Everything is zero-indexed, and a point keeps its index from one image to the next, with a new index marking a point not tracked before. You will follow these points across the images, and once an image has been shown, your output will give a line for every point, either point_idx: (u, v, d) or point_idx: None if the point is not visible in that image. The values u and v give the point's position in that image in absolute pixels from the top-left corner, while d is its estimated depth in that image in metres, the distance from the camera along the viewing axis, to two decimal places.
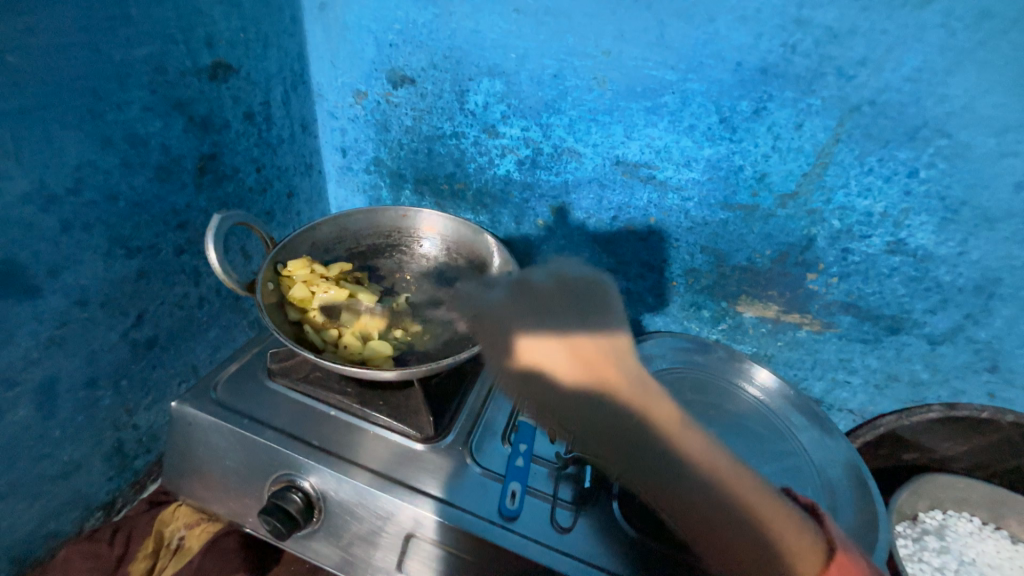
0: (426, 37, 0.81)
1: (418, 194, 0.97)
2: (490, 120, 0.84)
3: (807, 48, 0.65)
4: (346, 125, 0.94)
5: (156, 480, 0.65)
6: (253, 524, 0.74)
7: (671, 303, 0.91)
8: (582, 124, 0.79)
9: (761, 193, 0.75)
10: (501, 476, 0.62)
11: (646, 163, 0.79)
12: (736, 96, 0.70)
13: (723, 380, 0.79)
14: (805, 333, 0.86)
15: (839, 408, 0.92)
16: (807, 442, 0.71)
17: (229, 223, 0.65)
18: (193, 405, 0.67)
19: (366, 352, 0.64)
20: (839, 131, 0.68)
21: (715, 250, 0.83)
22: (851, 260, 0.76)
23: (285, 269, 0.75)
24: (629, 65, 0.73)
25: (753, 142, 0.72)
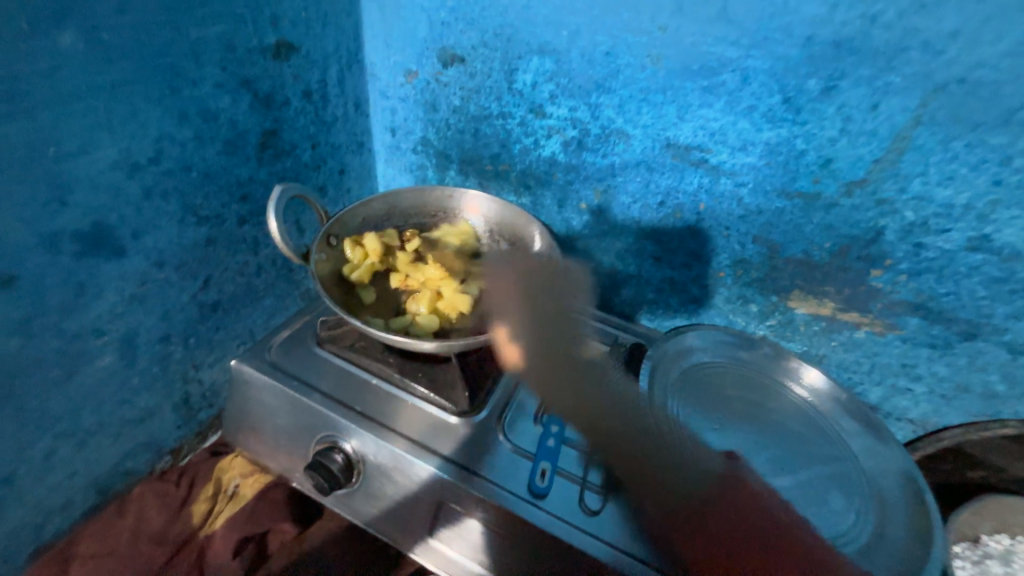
0: (474, 12, 0.68)
1: (405, 134, 0.84)
2: (536, 99, 0.71)
3: (890, 21, 0.51)
4: (362, 81, 0.80)
5: (99, 421, 0.60)
6: (200, 464, 0.71)
7: (715, 296, 0.77)
8: (633, 104, 0.66)
9: (825, 179, 0.61)
10: (456, 444, 0.61)
11: (699, 147, 0.65)
12: (803, 75, 0.56)
13: (768, 378, 0.70)
14: (863, 334, 0.70)
15: (897, 417, 0.75)
16: (858, 449, 0.63)
17: (176, 140, 0.56)
18: (149, 346, 0.62)
19: (328, 300, 0.61)
20: (920, 112, 0.54)
21: (768, 240, 0.69)
22: (924, 257, 0.61)
23: (242, 199, 0.67)
24: (686, 42, 0.60)
25: (819, 125, 0.58)
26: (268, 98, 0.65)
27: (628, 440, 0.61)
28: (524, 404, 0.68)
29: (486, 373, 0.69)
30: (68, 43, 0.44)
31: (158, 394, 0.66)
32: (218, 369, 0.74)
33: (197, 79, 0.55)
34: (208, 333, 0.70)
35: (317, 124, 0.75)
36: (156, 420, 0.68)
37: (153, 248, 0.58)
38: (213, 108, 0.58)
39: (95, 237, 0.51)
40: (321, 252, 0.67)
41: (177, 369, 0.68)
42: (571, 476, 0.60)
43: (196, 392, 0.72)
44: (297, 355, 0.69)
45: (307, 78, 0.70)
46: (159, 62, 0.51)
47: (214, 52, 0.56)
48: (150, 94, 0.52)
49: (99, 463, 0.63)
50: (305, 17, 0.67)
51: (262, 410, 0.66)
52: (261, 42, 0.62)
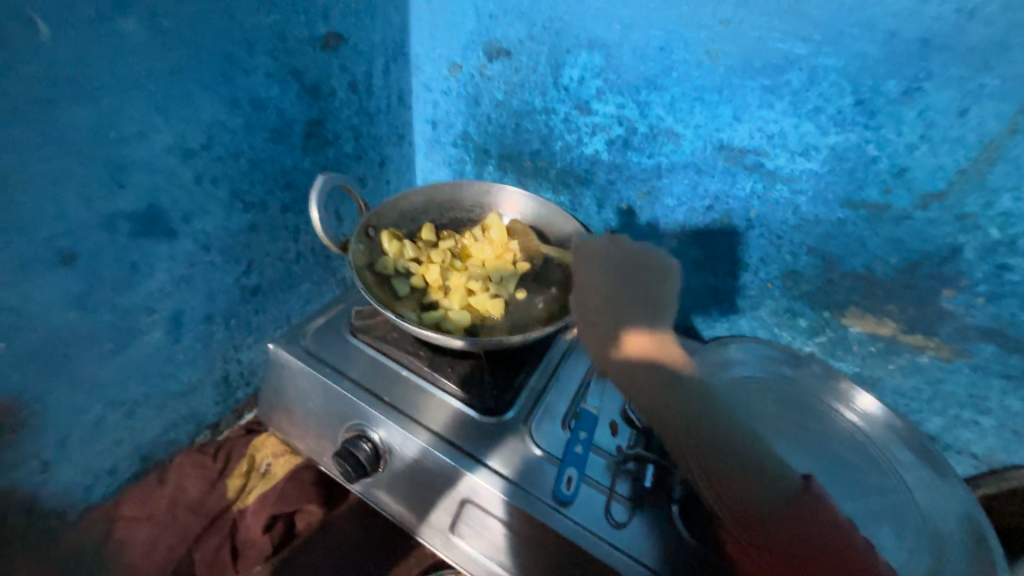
0: (524, 4, 0.66)
1: (445, 127, 0.84)
2: (582, 95, 0.69)
3: (988, 16, 0.46)
4: (406, 72, 0.80)
5: (145, 394, 0.63)
6: (236, 440, 0.74)
7: (760, 307, 0.73)
8: (685, 102, 0.62)
9: (896, 190, 0.56)
10: (482, 443, 0.60)
11: (755, 150, 0.61)
12: (881, 75, 0.51)
13: (815, 400, 0.66)
14: (927, 360, 0.65)
15: (959, 452, 0.69)
16: (913, 484, 0.58)
17: (227, 126, 0.57)
18: (193, 325, 0.65)
19: (363, 290, 0.61)
20: (1016, 119, 0.48)
21: (824, 253, 0.64)
22: (1008, 279, 0.55)
23: (286, 187, 0.68)
24: (749, 37, 0.56)
25: (895, 130, 0.53)
26: (315, 87, 0.66)
27: (696, 442, 0.58)
28: (553, 407, 0.66)
29: (516, 373, 0.68)
30: (130, 30, 0.45)
31: (200, 372, 0.69)
32: (255, 351, 0.76)
33: (249, 68, 0.57)
34: (248, 316, 0.72)
35: (361, 115, 0.75)
36: (197, 396, 0.70)
37: (201, 231, 0.60)
38: (263, 97, 0.60)
39: (148, 218, 0.53)
40: (359, 243, 0.68)
41: (218, 349, 0.70)
42: (598, 486, 0.59)
43: (235, 372, 0.74)
44: (331, 342, 0.71)
45: (353, 69, 0.71)
46: (215, 50, 0.53)
47: (267, 40, 0.57)
48: (205, 81, 0.53)
49: (145, 432, 0.66)
50: (355, 7, 0.67)
51: (295, 393, 0.68)
52: (311, 32, 0.62)
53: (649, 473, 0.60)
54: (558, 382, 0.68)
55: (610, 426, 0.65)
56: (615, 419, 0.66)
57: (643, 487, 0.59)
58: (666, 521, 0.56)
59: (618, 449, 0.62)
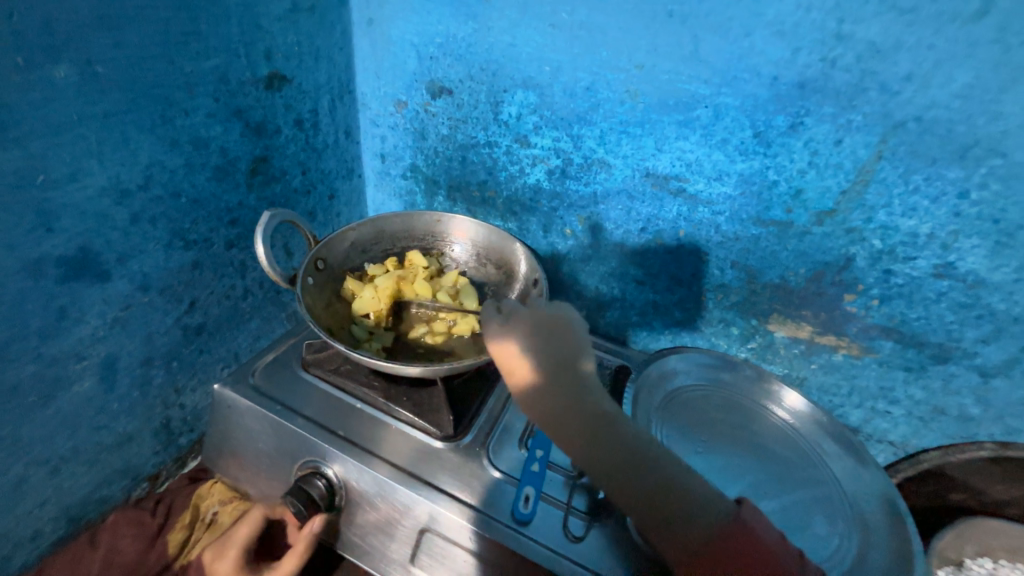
0: (462, 48, 0.71)
1: (394, 161, 0.86)
2: (521, 129, 0.74)
3: (849, 64, 0.54)
4: (353, 110, 0.83)
5: (74, 448, 0.59)
6: (178, 491, 0.70)
7: (698, 319, 0.79)
8: (613, 136, 0.69)
9: (796, 209, 0.64)
10: (439, 469, 0.61)
11: (678, 177, 0.68)
12: (772, 111, 0.59)
13: (750, 401, 0.72)
14: (841, 358, 0.72)
15: (879, 440, 0.76)
16: (838, 473, 0.64)
17: (166, 167, 0.57)
18: (129, 370, 0.62)
19: (310, 322, 0.61)
20: (881, 148, 0.56)
21: (746, 266, 0.71)
22: (894, 283, 0.63)
23: (231, 224, 0.68)
24: (662, 79, 0.63)
25: (788, 157, 0.61)
26: (259, 126, 0.67)
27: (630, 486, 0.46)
28: (509, 428, 0.68)
29: (472, 396, 0.69)
30: (62, 77, 0.45)
31: (138, 419, 0.65)
32: (200, 393, 0.73)
33: (189, 109, 0.57)
34: (192, 357, 0.69)
35: (308, 151, 0.76)
36: (134, 446, 0.66)
37: (139, 272, 0.58)
38: (205, 137, 0.60)
39: (79, 262, 0.52)
40: (308, 275, 0.68)
41: (158, 394, 0.67)
42: (555, 502, 0.60)
43: (177, 417, 0.71)
44: (281, 379, 0.69)
45: (299, 107, 0.72)
46: (153, 94, 0.53)
47: (208, 83, 0.58)
48: (142, 124, 0.53)
49: (73, 490, 0.61)
50: (298, 50, 0.69)
51: (243, 435, 0.66)
52: (254, 74, 0.64)
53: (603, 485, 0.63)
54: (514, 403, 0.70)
55: None
56: None
57: (599, 499, 0.62)
58: (621, 531, 0.59)
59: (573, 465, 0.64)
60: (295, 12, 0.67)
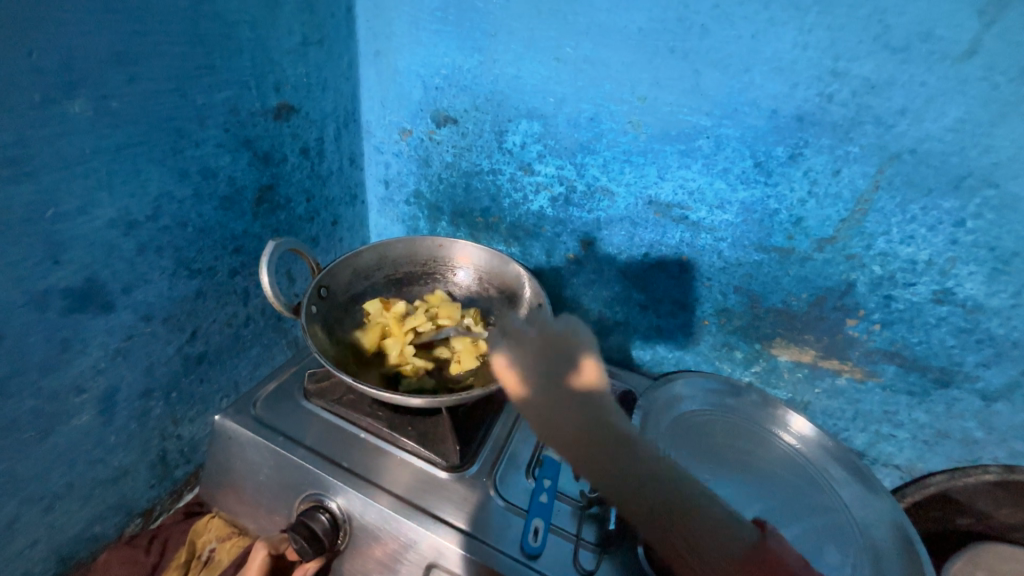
0: (467, 79, 0.73)
1: (398, 187, 0.87)
2: (525, 158, 0.75)
3: (844, 99, 0.56)
4: (357, 137, 0.84)
5: (69, 484, 0.57)
6: (172, 527, 0.67)
7: (701, 342, 0.80)
8: (616, 164, 0.70)
9: (797, 236, 0.65)
10: (445, 501, 0.60)
11: (680, 205, 0.69)
12: (772, 142, 0.61)
13: (757, 427, 0.71)
14: (845, 381, 0.73)
15: (884, 464, 0.77)
16: (848, 499, 0.64)
17: (175, 197, 0.57)
18: (129, 402, 0.60)
19: (316, 353, 0.60)
20: (878, 177, 0.58)
21: (748, 291, 0.72)
22: (895, 308, 0.64)
23: (235, 252, 0.67)
24: (663, 110, 0.64)
25: (788, 186, 0.63)
26: (267, 155, 0.67)
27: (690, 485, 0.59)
28: (516, 456, 0.67)
29: (478, 424, 0.68)
30: (77, 112, 0.46)
31: (135, 452, 0.64)
32: (199, 423, 0.71)
33: (200, 140, 0.57)
34: (192, 387, 0.68)
35: (313, 178, 0.77)
36: (130, 480, 0.64)
37: (142, 302, 0.57)
38: (214, 166, 0.60)
39: (85, 293, 0.51)
40: (311, 303, 0.67)
41: (156, 426, 0.65)
42: (564, 534, 0.60)
43: (174, 449, 0.69)
44: (283, 409, 0.68)
45: (306, 136, 0.73)
46: (165, 126, 0.53)
47: (219, 115, 0.59)
48: (154, 155, 0.53)
49: (65, 527, 0.59)
50: (306, 81, 0.70)
51: (243, 467, 0.64)
52: (264, 105, 0.65)
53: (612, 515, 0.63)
54: (520, 431, 0.70)
55: (572, 471, 0.67)
56: None
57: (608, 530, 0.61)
58: (633, 562, 0.59)
59: (581, 494, 0.64)
60: (306, 45, 0.69)
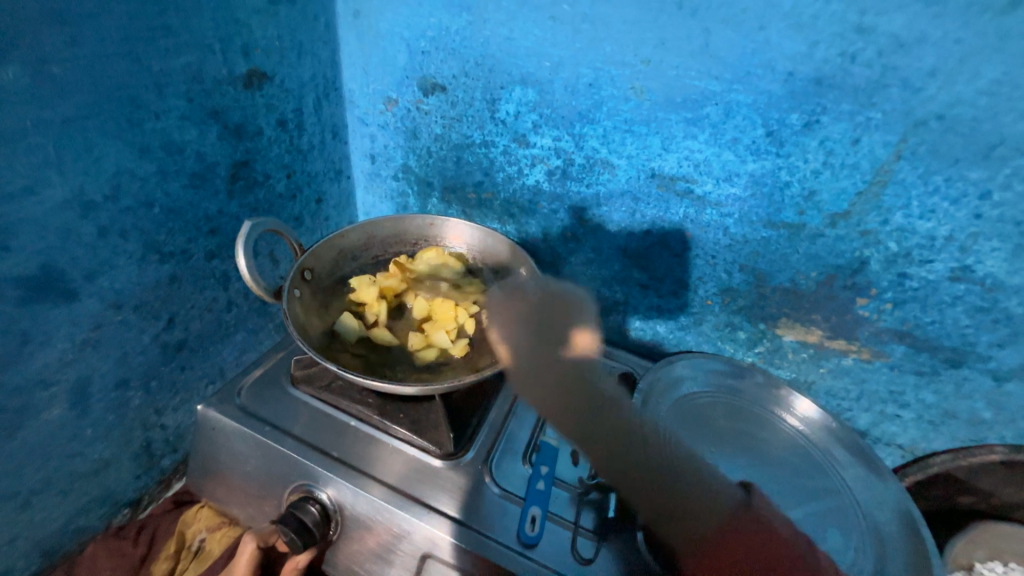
0: (455, 42, 0.67)
1: (385, 161, 0.82)
2: (519, 129, 0.70)
3: (869, 59, 0.51)
4: (339, 108, 0.78)
5: (45, 479, 0.55)
6: (161, 518, 0.66)
7: (704, 323, 0.77)
8: (617, 135, 0.65)
9: (809, 211, 0.61)
10: (439, 490, 0.58)
11: (685, 178, 0.65)
12: (786, 109, 0.56)
13: (760, 410, 0.70)
14: (851, 362, 0.70)
15: (887, 443, 0.75)
16: (852, 481, 0.62)
17: (136, 175, 0.52)
18: (104, 394, 0.57)
19: (298, 340, 0.56)
20: (900, 147, 0.54)
21: (754, 269, 0.68)
22: (909, 286, 0.61)
23: (210, 233, 0.63)
24: (669, 75, 0.59)
25: (802, 157, 0.58)
26: (239, 128, 0.62)
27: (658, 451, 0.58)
28: (512, 442, 0.65)
29: (472, 410, 0.66)
30: (12, 78, 0.41)
31: (115, 444, 0.61)
32: (183, 412, 0.69)
33: (160, 111, 0.52)
34: (172, 376, 0.65)
35: (292, 153, 0.72)
36: (113, 472, 0.62)
37: (109, 289, 0.54)
38: (179, 140, 0.55)
39: (42, 281, 0.47)
40: (294, 288, 0.63)
41: (136, 417, 0.62)
42: (562, 522, 0.58)
43: (158, 439, 0.67)
44: (269, 397, 0.65)
45: (282, 107, 0.68)
46: (117, 95, 0.48)
47: (180, 82, 0.53)
48: (107, 128, 0.48)
49: (46, 522, 0.57)
50: (279, 45, 0.64)
51: (230, 457, 0.62)
52: (231, 72, 0.59)
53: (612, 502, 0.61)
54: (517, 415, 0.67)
55: (571, 456, 0.65)
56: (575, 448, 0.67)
57: (607, 517, 0.60)
58: (633, 549, 0.57)
59: (579, 480, 0.62)
60: (276, 3, 0.62)
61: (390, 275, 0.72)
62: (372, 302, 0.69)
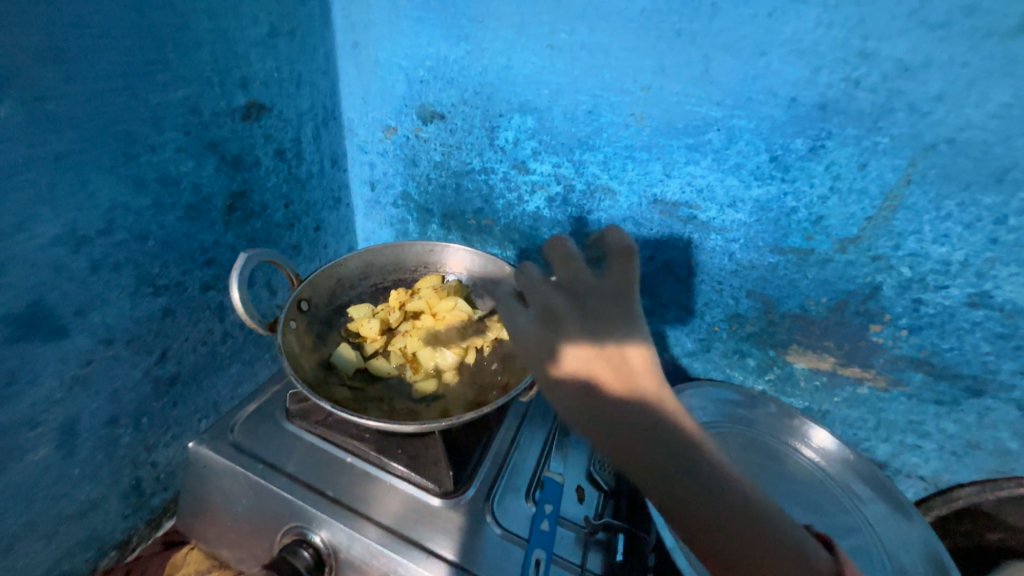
0: (454, 71, 0.67)
1: (384, 188, 0.82)
2: (519, 155, 0.69)
3: (873, 83, 0.50)
4: (339, 136, 0.78)
5: (28, 523, 0.53)
6: (149, 560, 0.63)
7: (711, 349, 0.74)
8: (618, 161, 0.64)
9: (817, 236, 0.59)
10: (438, 532, 0.55)
11: (688, 204, 0.64)
12: (790, 134, 0.55)
13: (773, 440, 0.67)
14: (867, 391, 0.67)
15: (908, 475, 0.72)
16: (874, 519, 0.60)
17: (131, 209, 0.51)
18: (92, 432, 0.55)
19: (291, 375, 0.54)
20: (910, 171, 0.52)
21: (762, 295, 0.66)
22: (924, 312, 0.59)
23: (206, 265, 0.62)
24: (670, 101, 0.58)
25: (808, 182, 0.57)
26: (236, 159, 0.62)
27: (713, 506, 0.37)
28: (515, 479, 0.62)
29: (473, 444, 0.63)
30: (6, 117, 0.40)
31: (103, 484, 0.59)
32: (175, 448, 0.66)
33: (157, 144, 0.52)
34: (165, 411, 0.63)
35: (291, 182, 0.71)
36: (100, 513, 0.60)
37: (100, 324, 0.52)
38: (175, 173, 0.55)
39: (31, 319, 0.46)
40: (290, 319, 0.62)
41: (126, 454, 0.60)
42: (569, 566, 0.55)
43: (148, 477, 0.64)
44: (263, 432, 0.63)
45: (280, 137, 0.68)
46: (113, 130, 0.48)
47: (177, 116, 0.53)
48: (102, 163, 0.48)
49: (28, 568, 0.55)
50: (278, 77, 0.65)
51: (220, 496, 0.60)
52: (230, 105, 0.59)
53: (620, 544, 0.58)
54: (520, 448, 0.65)
55: (576, 493, 0.62)
56: (581, 484, 0.63)
57: (615, 561, 0.57)
58: None
59: (586, 519, 0.60)
60: (275, 36, 0.63)
61: (389, 307, 0.71)
62: (369, 332, 0.68)
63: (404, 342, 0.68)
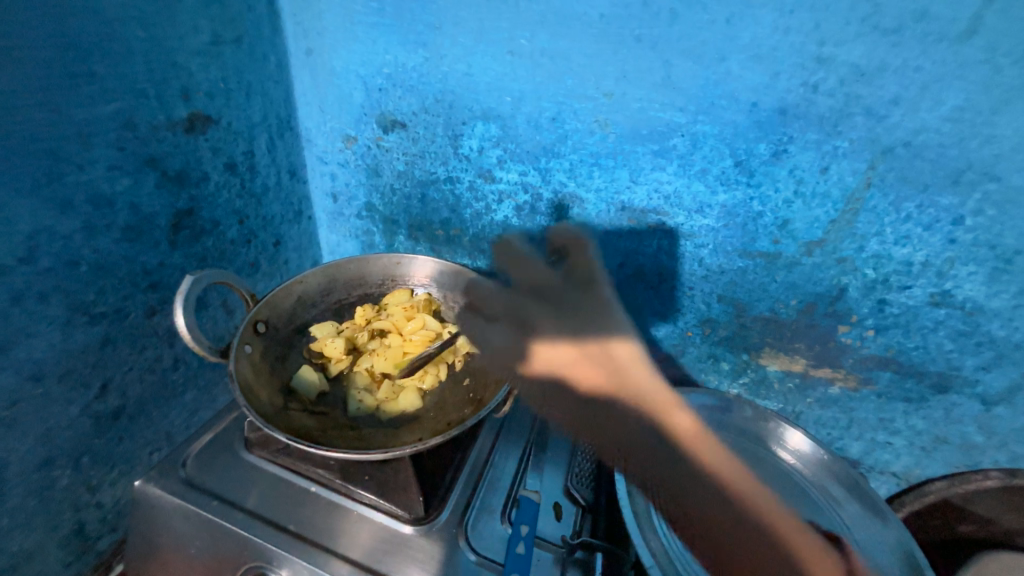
0: (413, 78, 0.65)
1: (347, 200, 0.79)
2: (483, 164, 0.67)
3: (831, 88, 0.50)
4: (297, 147, 0.75)
5: None
6: None
7: (685, 355, 0.74)
8: (584, 168, 0.63)
9: (784, 240, 0.59)
10: (408, 562, 0.52)
11: (656, 210, 0.63)
12: (753, 139, 0.55)
13: (753, 444, 0.66)
14: (838, 390, 0.68)
15: (881, 471, 0.73)
16: (848, 518, 0.59)
17: (57, 233, 0.47)
18: (23, 477, 0.51)
19: (244, 406, 0.50)
20: (870, 174, 0.53)
21: (733, 299, 0.66)
22: (889, 312, 0.59)
23: (150, 288, 0.58)
24: (633, 107, 0.58)
25: (772, 186, 0.57)
26: (181, 175, 0.58)
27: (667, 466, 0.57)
28: (489, 499, 0.59)
29: (444, 465, 0.61)
30: None
31: (39, 532, 0.54)
32: (123, 485, 0.62)
33: (86, 162, 0.48)
34: (108, 447, 0.58)
35: (244, 197, 0.68)
36: (37, 563, 0.55)
37: (26, 360, 0.48)
38: (109, 192, 0.51)
39: None
40: (245, 343, 0.58)
41: (64, 498, 0.56)
42: None
43: (93, 519, 0.60)
44: (219, 465, 0.60)
45: (230, 150, 0.64)
46: (33, 149, 0.44)
47: (109, 131, 0.49)
48: (20, 185, 0.44)
49: None
50: (224, 87, 0.61)
51: (171, 539, 0.55)
52: (170, 118, 0.55)
53: (598, 562, 0.55)
54: (495, 467, 0.62)
55: (553, 510, 0.59)
56: (558, 501, 0.61)
57: None
58: None
59: (563, 539, 0.57)
60: (218, 45, 0.59)
61: (355, 325, 0.69)
62: (332, 352, 0.65)
63: (370, 362, 0.65)
